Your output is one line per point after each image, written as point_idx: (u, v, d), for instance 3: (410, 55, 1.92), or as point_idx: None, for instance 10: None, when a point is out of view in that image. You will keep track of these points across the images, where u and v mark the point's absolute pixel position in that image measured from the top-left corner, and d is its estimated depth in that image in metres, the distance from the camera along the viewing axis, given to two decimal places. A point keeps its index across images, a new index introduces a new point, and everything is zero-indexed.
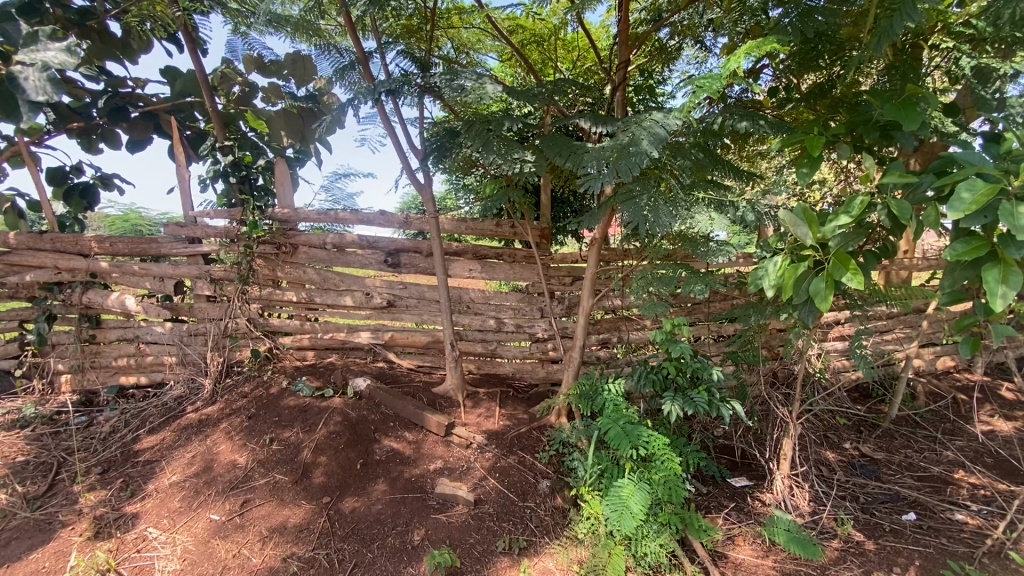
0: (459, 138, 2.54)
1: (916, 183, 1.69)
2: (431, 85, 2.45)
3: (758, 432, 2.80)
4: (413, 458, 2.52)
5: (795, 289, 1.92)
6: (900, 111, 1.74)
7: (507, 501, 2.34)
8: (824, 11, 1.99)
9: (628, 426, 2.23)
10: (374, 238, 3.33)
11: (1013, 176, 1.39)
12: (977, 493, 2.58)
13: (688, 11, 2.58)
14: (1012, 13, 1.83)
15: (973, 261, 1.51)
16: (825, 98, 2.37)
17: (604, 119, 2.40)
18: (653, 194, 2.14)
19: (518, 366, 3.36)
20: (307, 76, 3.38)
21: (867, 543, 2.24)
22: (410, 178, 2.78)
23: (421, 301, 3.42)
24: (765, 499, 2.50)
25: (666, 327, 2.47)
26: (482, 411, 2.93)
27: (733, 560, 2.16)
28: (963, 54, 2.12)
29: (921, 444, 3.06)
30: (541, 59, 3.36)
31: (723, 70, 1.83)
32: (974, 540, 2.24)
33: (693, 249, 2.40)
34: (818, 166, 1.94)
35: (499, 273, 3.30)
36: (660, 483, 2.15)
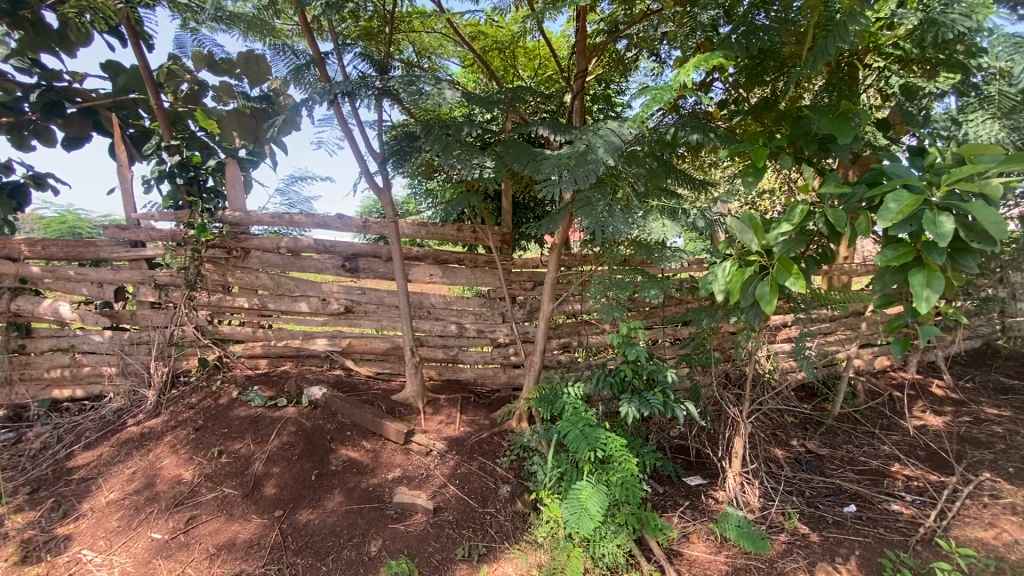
0: (418, 142, 2.51)
1: (850, 193, 1.80)
2: (389, 88, 2.40)
3: (710, 431, 2.89)
4: (370, 468, 2.47)
5: (742, 293, 1.99)
6: (834, 126, 1.85)
7: (467, 507, 2.32)
8: (766, 29, 2.12)
9: (586, 429, 2.26)
10: (331, 242, 3.25)
11: (934, 188, 1.49)
12: (910, 485, 2.75)
13: (644, 24, 2.69)
14: (934, 37, 1.99)
15: (899, 268, 1.62)
16: (771, 111, 2.40)
17: (562, 128, 2.45)
18: (610, 200, 2.21)
19: (479, 371, 3.34)
20: (261, 76, 3.29)
21: (811, 536, 2.34)
22: (369, 182, 2.75)
23: (380, 307, 3.34)
24: (718, 497, 2.58)
25: (622, 330, 2.54)
26: (443, 417, 2.91)
27: (687, 558, 2.21)
28: (893, 73, 2.29)
29: (861, 440, 3.23)
30: (503, 66, 3.39)
31: (674, 82, 1.91)
32: (907, 528, 2.38)
33: (648, 255, 2.48)
34: (762, 176, 2.04)
35: (460, 278, 3.32)
36: (618, 484, 2.19)
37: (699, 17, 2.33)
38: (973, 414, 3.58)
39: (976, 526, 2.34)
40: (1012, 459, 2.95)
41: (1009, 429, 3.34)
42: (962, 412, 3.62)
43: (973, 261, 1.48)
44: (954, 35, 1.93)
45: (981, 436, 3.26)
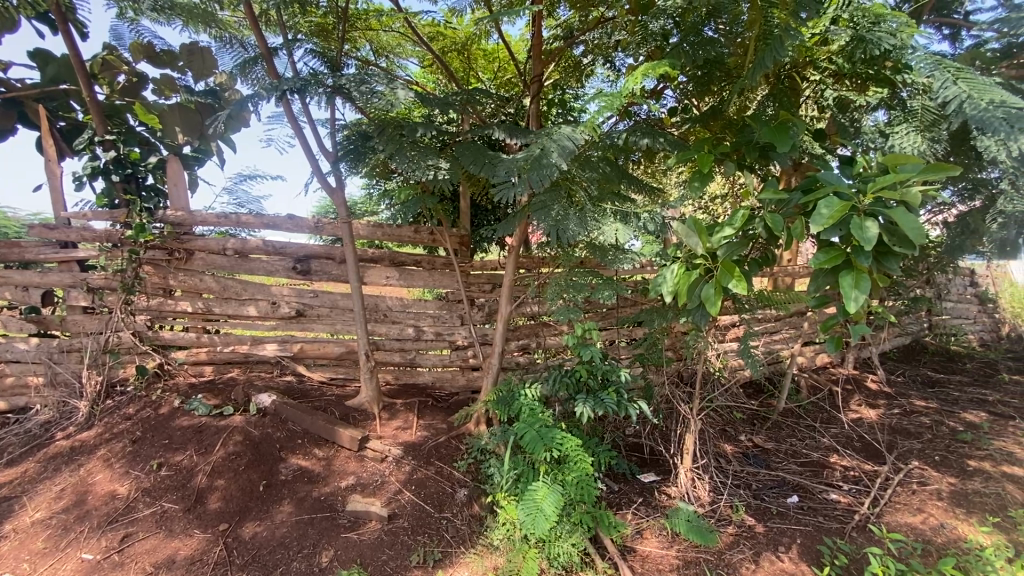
0: (371, 142, 2.46)
1: (787, 199, 1.89)
2: (341, 87, 2.34)
3: (663, 429, 2.98)
4: (322, 476, 2.41)
5: (689, 295, 2.06)
6: (773, 135, 1.95)
7: (423, 513, 2.29)
8: (708, 42, 2.23)
9: (543, 429, 2.28)
10: (282, 244, 3.15)
11: (861, 195, 1.59)
12: (847, 474, 2.92)
13: (598, 31, 2.77)
14: (862, 53, 2.13)
15: (830, 271, 1.71)
16: (718, 118, 2.47)
17: (519, 131, 2.46)
18: (564, 204, 2.24)
19: (437, 375, 3.31)
20: (206, 70, 3.16)
21: (757, 527, 2.44)
22: (320, 182, 2.68)
23: (334, 311, 3.26)
24: (670, 492, 2.65)
25: (577, 331, 2.58)
26: (399, 422, 2.86)
27: (640, 554, 2.25)
28: (827, 87, 2.44)
29: (803, 433, 3.40)
30: (462, 67, 3.41)
31: (623, 89, 1.96)
32: (844, 515, 2.52)
33: (602, 257, 2.53)
34: (708, 181, 2.12)
35: (418, 281, 3.27)
36: (573, 484, 2.21)
37: (649, 26, 2.40)
38: (903, 406, 3.84)
39: (905, 512, 2.49)
40: (937, 448, 3.18)
41: (935, 420, 3.60)
42: (894, 405, 3.87)
43: (896, 264, 1.58)
44: (879, 52, 2.07)
45: (911, 427, 3.50)
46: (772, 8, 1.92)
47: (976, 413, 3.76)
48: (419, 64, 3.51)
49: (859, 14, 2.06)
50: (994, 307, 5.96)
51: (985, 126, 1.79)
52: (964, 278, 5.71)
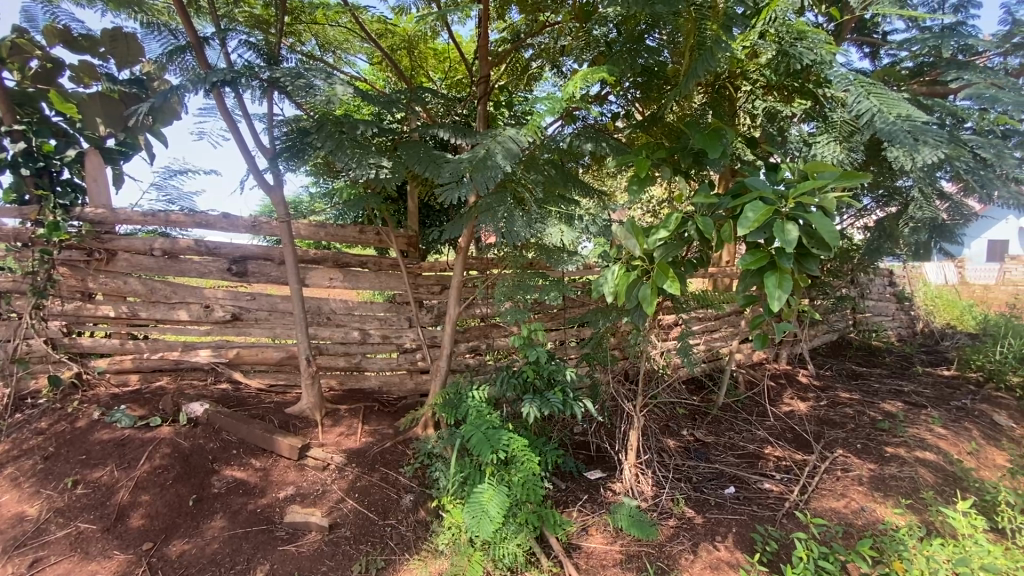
0: (309, 139, 2.36)
1: (717, 203, 1.97)
2: (277, 81, 2.26)
3: (609, 427, 3.04)
4: (259, 488, 2.30)
5: (628, 295, 2.11)
6: (706, 141, 2.04)
7: (366, 521, 2.24)
8: (647, 52, 2.32)
9: (489, 431, 2.27)
10: (216, 244, 2.99)
11: (784, 201, 1.68)
12: (779, 464, 3.08)
13: (546, 35, 2.81)
14: (786, 67, 2.26)
15: (757, 272, 1.80)
16: (658, 124, 2.55)
17: (464, 132, 2.45)
18: (510, 206, 2.23)
19: (385, 379, 3.23)
20: (132, 57, 2.94)
21: (696, 518, 2.53)
22: (257, 179, 2.59)
23: (273, 314, 3.12)
24: (615, 488, 2.71)
25: (524, 332, 2.60)
26: (343, 429, 2.78)
27: (585, 550, 2.28)
28: (758, 97, 2.57)
29: (740, 426, 3.57)
30: (412, 66, 3.34)
31: (563, 94, 1.98)
32: (776, 503, 2.66)
33: (549, 258, 2.58)
34: (646, 185, 2.18)
35: (364, 283, 3.19)
36: (519, 484, 2.22)
37: (592, 32, 2.54)
38: (829, 398, 4.11)
39: (830, 498, 2.66)
40: (859, 436, 3.41)
41: (857, 410, 3.87)
42: (822, 398, 4.13)
43: (815, 265, 1.68)
44: (802, 65, 2.20)
45: (836, 417, 3.74)
46: (705, 20, 1.98)
47: (893, 403, 4.08)
48: (368, 61, 3.45)
49: (783, 29, 2.17)
50: (910, 305, 6.48)
51: (894, 138, 1.95)
52: (883, 278, 6.18)
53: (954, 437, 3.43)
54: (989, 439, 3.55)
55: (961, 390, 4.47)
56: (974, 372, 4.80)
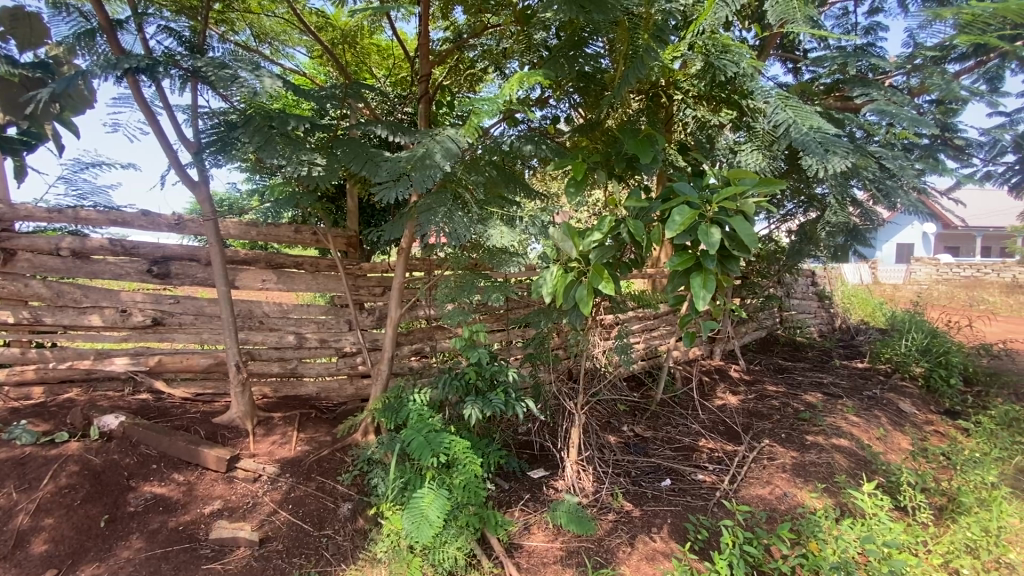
0: (235, 133, 2.24)
1: (648, 207, 2.05)
2: (199, 71, 2.13)
3: (552, 426, 3.08)
4: (181, 504, 2.16)
5: (565, 296, 2.15)
6: (637, 147, 2.12)
7: (300, 533, 2.15)
8: (585, 57, 2.37)
9: (430, 434, 2.24)
10: (133, 244, 2.78)
11: (709, 205, 1.77)
12: (712, 455, 3.23)
13: (490, 37, 2.83)
14: (713, 77, 2.36)
15: (685, 272, 1.89)
16: (595, 130, 2.60)
17: (403, 130, 2.41)
18: (450, 206, 2.22)
19: (323, 385, 3.11)
20: (35, 39, 2.70)
21: (634, 511, 2.61)
22: (179, 174, 2.45)
23: (198, 319, 2.93)
24: (558, 486, 2.75)
25: (465, 334, 2.59)
26: (277, 437, 2.67)
27: (527, 549, 2.30)
28: (688, 107, 2.67)
29: (677, 420, 3.72)
30: (354, 61, 3.26)
31: (501, 95, 1.99)
32: (708, 493, 2.79)
33: (490, 260, 2.58)
34: (582, 188, 2.23)
35: (299, 284, 3.05)
36: (459, 487, 2.20)
37: (533, 36, 2.56)
38: (758, 392, 4.37)
39: (757, 485, 2.83)
40: (783, 427, 3.65)
41: (782, 402, 4.14)
42: (752, 391, 4.38)
43: (736, 266, 1.77)
44: (727, 76, 2.31)
45: (764, 409, 3.98)
46: (637, 29, 2.05)
47: (814, 394, 4.38)
48: (308, 54, 3.35)
49: (711, 43, 2.24)
50: (830, 303, 6.99)
51: (807, 148, 2.10)
52: (806, 278, 6.64)
53: (865, 425, 3.74)
54: (895, 425, 3.89)
55: (873, 381, 4.88)
56: (883, 364, 5.25)
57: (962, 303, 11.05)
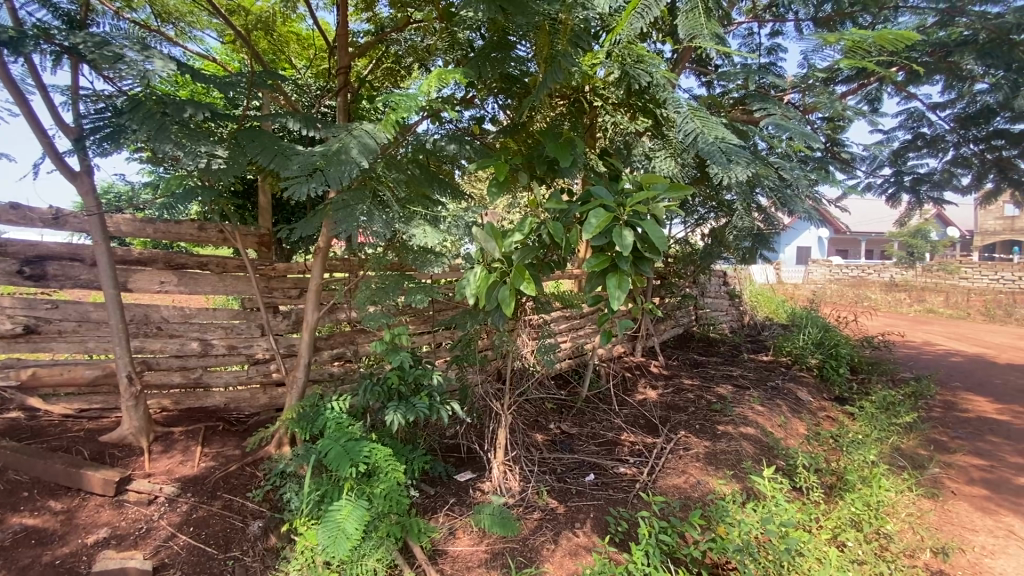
0: (121, 118, 2.02)
1: (567, 209, 2.09)
2: (76, 47, 1.91)
3: (478, 428, 3.07)
4: (60, 535, 1.92)
5: (488, 297, 2.14)
6: (557, 150, 2.16)
7: (203, 557, 1.98)
8: (512, 60, 2.37)
9: (349, 443, 2.15)
10: (1, 241, 2.44)
11: (623, 209, 1.83)
12: (633, 448, 3.37)
13: (415, 32, 2.77)
14: (629, 86, 2.43)
15: (602, 273, 1.94)
16: (518, 133, 2.61)
17: (316, 123, 2.28)
18: (368, 204, 2.13)
19: (231, 396, 2.87)
20: None
21: (559, 507, 2.65)
22: (56, 163, 2.18)
23: (82, 326, 2.62)
24: (484, 488, 2.74)
25: (386, 337, 2.51)
26: (177, 454, 2.45)
27: (451, 555, 2.27)
28: (606, 114, 2.75)
29: (601, 416, 3.84)
30: (270, 50, 3.06)
31: (420, 93, 1.94)
32: (629, 486, 2.89)
33: (412, 260, 2.52)
34: (505, 189, 2.23)
35: (203, 287, 2.81)
36: (380, 496, 2.12)
37: (457, 34, 2.53)
38: (675, 385, 4.62)
39: (673, 475, 2.98)
40: (697, 418, 3.87)
41: (697, 394, 4.40)
42: (670, 385, 4.63)
43: (648, 267, 1.84)
44: (642, 86, 2.40)
45: (680, 402, 4.22)
46: (557, 34, 2.07)
47: (725, 386, 4.70)
48: (219, 38, 3.11)
49: (627, 52, 2.31)
50: (740, 301, 7.54)
51: (712, 157, 2.24)
52: (718, 278, 7.13)
53: (768, 413, 4.07)
54: (793, 413, 4.26)
55: (776, 372, 5.32)
56: (785, 356, 5.74)
57: (851, 300, 12.35)
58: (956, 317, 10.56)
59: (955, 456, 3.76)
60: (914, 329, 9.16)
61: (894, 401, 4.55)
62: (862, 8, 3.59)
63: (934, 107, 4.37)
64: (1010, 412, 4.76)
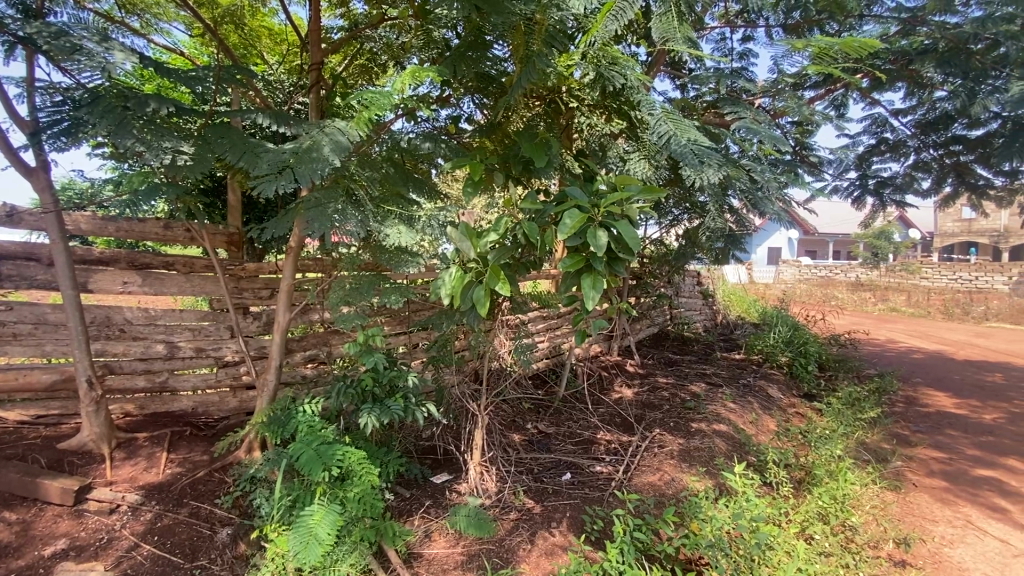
0: (79, 112, 1.94)
1: (543, 209, 2.09)
2: (30, 37, 1.82)
3: (455, 429, 3.06)
4: (14, 548, 1.84)
5: (463, 297, 2.12)
6: (533, 150, 2.16)
7: (169, 566, 1.92)
8: (488, 60, 2.36)
9: (321, 447, 2.11)
10: None
11: (597, 209, 1.84)
12: (609, 447, 3.40)
13: (389, 30, 2.75)
14: (604, 87, 2.45)
15: (576, 273, 1.95)
16: (493, 132, 2.60)
17: (287, 120, 2.23)
18: (340, 203, 2.09)
19: (199, 400, 2.78)
20: None
21: (535, 507, 2.66)
22: (10, 158, 2.09)
23: (39, 328, 2.50)
24: (460, 489, 2.72)
25: (360, 338, 2.47)
26: (141, 461, 2.37)
27: (426, 558, 2.24)
28: (581, 115, 2.77)
29: (577, 415, 3.86)
30: (241, 44, 2.98)
31: (393, 90, 1.91)
32: (605, 484, 2.92)
33: (386, 260, 2.49)
34: (480, 188, 2.22)
35: (170, 287, 2.72)
36: (354, 500, 2.09)
37: (432, 32, 2.51)
38: (651, 384, 4.68)
39: (648, 472, 3.01)
40: (672, 415, 3.93)
41: (672, 392, 4.47)
42: (645, 383, 4.69)
43: (622, 268, 1.85)
44: (616, 87, 2.42)
45: (655, 400, 4.28)
46: (532, 34, 2.07)
47: (698, 384, 4.79)
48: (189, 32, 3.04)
49: (601, 54, 2.32)
50: (713, 301, 7.69)
51: (684, 158, 2.27)
52: (692, 279, 7.26)
53: (740, 410, 4.15)
54: (764, 409, 4.37)
55: (747, 370, 5.44)
56: (756, 354, 5.87)
57: (819, 300, 12.73)
58: (917, 315, 10.99)
59: (916, 449, 3.91)
60: (878, 327, 9.50)
61: (860, 397, 4.70)
62: (828, 16, 3.71)
63: (897, 113, 4.54)
64: (967, 406, 4.97)
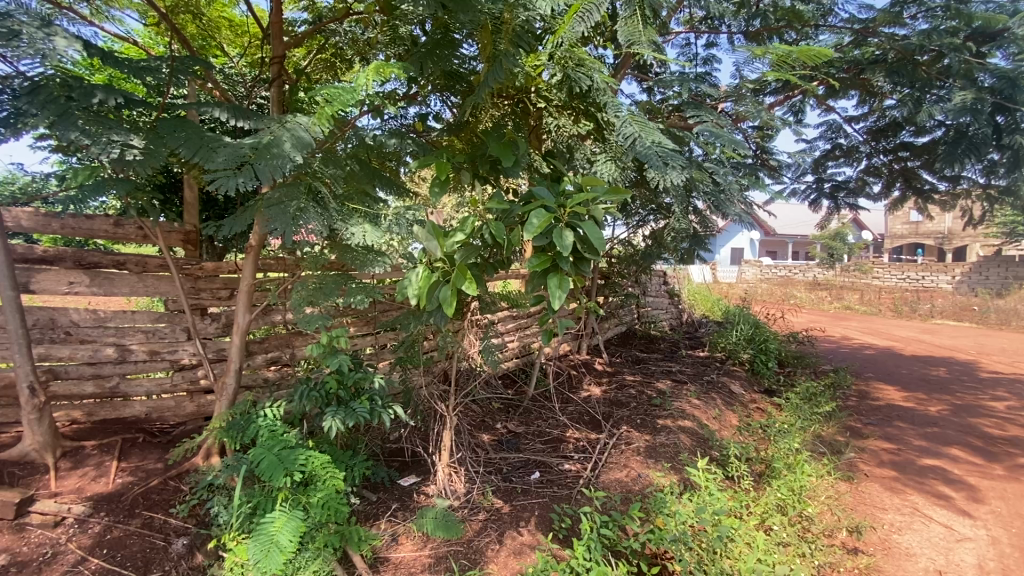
0: (16, 101, 1.84)
1: (510, 209, 2.09)
2: None
3: (423, 430, 3.03)
4: None
5: (430, 297, 2.10)
6: (500, 149, 2.16)
7: None
8: (455, 57, 2.34)
9: (283, 452, 2.05)
10: None
11: (564, 210, 1.85)
12: (577, 445, 3.43)
13: (352, 26, 2.75)
14: (571, 87, 2.47)
15: (543, 273, 1.96)
16: (461, 130, 2.59)
17: (246, 114, 2.16)
18: (302, 200, 2.03)
19: (153, 405, 2.66)
20: None
21: (504, 507, 2.66)
22: None
23: None
24: (428, 491, 2.70)
25: (324, 340, 2.42)
26: (90, 471, 2.25)
27: (393, 561, 2.21)
28: (549, 115, 2.78)
29: (546, 414, 3.88)
30: (199, 35, 2.85)
31: (357, 85, 1.87)
32: (573, 482, 2.94)
33: (351, 259, 2.45)
34: (447, 187, 2.19)
35: (121, 288, 2.59)
36: (317, 506, 2.04)
37: (399, 28, 2.47)
38: (618, 382, 4.76)
39: (615, 469, 3.06)
40: (638, 413, 4.00)
41: (639, 390, 4.55)
42: (613, 381, 4.76)
43: (588, 268, 1.87)
44: (582, 88, 2.44)
45: (623, 398, 4.34)
46: (499, 32, 2.06)
47: (664, 381, 4.89)
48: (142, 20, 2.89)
49: (568, 55, 2.34)
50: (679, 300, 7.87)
51: (648, 160, 2.31)
52: (659, 278, 7.41)
53: (704, 406, 4.26)
54: (727, 405, 4.49)
55: (711, 367, 5.59)
56: (719, 352, 6.04)
57: (779, 298, 13.19)
58: (869, 313, 11.53)
59: (868, 441, 4.10)
60: (833, 324, 9.92)
61: (816, 392, 4.90)
62: (787, 25, 3.85)
63: (850, 120, 4.75)
64: (914, 399, 5.25)
